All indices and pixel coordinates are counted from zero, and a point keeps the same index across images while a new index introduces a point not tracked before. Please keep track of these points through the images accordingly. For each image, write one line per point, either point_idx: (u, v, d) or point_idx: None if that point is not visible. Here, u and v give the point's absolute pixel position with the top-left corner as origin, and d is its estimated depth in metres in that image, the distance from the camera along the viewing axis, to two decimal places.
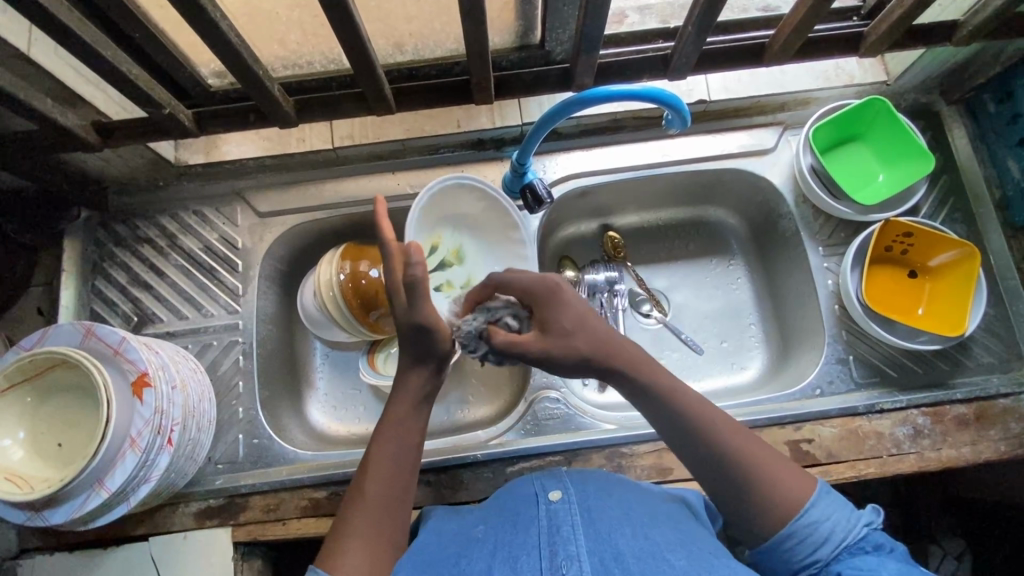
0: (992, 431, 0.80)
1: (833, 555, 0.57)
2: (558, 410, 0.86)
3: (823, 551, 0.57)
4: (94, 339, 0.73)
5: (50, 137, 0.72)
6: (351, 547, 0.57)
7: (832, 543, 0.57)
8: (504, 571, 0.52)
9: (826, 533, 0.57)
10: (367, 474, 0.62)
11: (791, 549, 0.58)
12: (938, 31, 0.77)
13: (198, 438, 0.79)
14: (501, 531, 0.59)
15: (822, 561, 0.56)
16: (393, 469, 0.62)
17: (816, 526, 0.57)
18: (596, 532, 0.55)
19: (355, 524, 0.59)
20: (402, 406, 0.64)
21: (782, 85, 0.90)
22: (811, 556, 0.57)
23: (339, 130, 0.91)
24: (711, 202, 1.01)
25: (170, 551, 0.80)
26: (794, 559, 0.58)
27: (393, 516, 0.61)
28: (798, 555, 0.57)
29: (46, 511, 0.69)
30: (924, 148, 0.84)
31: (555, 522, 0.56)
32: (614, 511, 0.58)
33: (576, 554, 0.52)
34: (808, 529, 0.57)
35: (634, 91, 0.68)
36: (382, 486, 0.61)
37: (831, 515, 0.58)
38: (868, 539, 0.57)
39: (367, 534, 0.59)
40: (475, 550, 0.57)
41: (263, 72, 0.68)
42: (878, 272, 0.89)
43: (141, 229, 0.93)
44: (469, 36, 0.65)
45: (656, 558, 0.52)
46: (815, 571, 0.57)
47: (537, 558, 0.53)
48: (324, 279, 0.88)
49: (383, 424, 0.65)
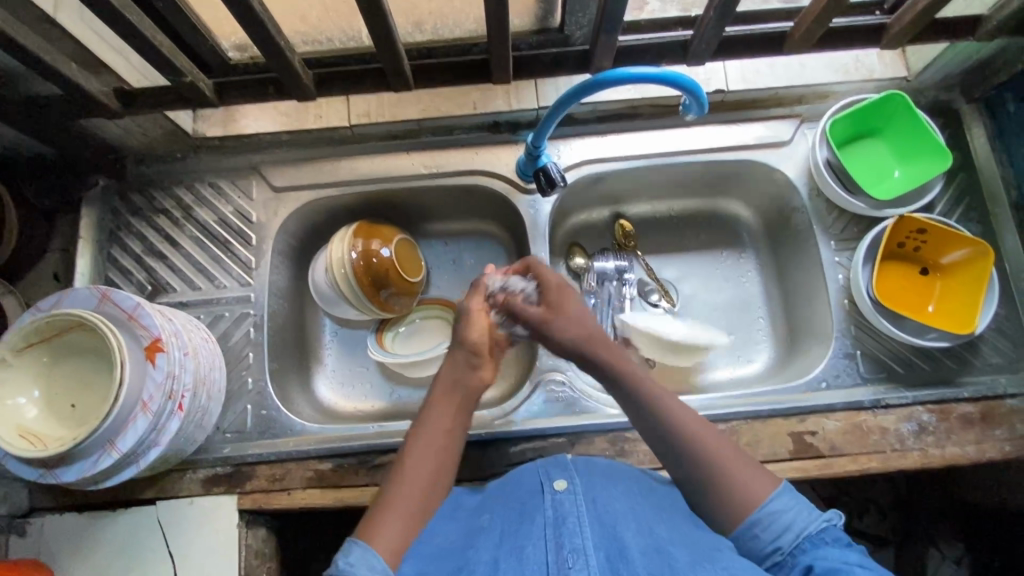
0: (998, 430, 0.80)
1: (796, 546, 0.58)
2: (563, 393, 0.87)
3: (785, 540, 0.58)
4: (109, 304, 0.74)
5: (73, 101, 0.73)
6: (385, 525, 0.58)
7: (793, 532, 0.58)
8: (510, 566, 0.53)
9: (789, 523, 0.58)
10: (407, 452, 0.63)
11: (755, 538, 0.59)
12: (961, 25, 0.76)
13: (208, 406, 0.81)
14: (506, 520, 0.59)
15: (786, 549, 0.58)
16: (431, 452, 0.62)
17: (780, 516, 0.59)
18: (602, 524, 0.57)
19: (390, 502, 0.60)
20: (440, 392, 0.66)
21: (800, 77, 0.91)
22: (775, 544, 0.58)
23: (355, 107, 0.94)
24: (725, 193, 1.01)
25: (176, 515, 0.82)
26: (758, 547, 0.59)
27: (428, 494, 0.60)
28: (760, 543, 0.59)
29: (58, 469, 0.70)
30: (942, 145, 0.84)
31: (560, 513, 0.57)
32: (620, 503, 0.60)
33: (582, 547, 0.54)
34: (772, 518, 0.59)
35: (653, 74, 0.67)
36: (419, 468, 0.61)
37: (795, 509, 0.59)
38: (829, 532, 0.59)
39: (400, 514, 0.58)
40: (481, 540, 0.58)
41: (285, 42, 0.68)
42: (891, 268, 0.89)
43: (157, 199, 0.94)
44: (492, 14, 0.65)
45: (663, 554, 0.54)
46: (780, 560, 0.58)
47: (543, 550, 0.54)
48: (336, 256, 0.90)
49: (422, 413, 0.66)
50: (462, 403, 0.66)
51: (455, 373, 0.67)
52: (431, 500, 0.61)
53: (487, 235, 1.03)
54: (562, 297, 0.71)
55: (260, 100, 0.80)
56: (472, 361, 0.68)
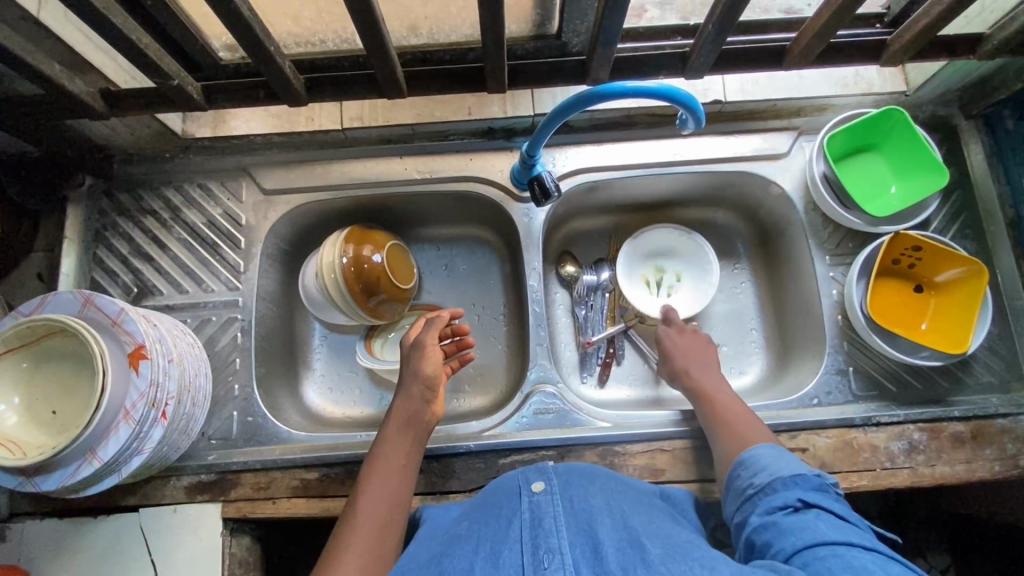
0: (987, 450, 0.80)
1: (766, 483, 0.63)
2: (553, 404, 0.85)
3: (760, 477, 0.64)
4: (92, 308, 0.73)
5: (58, 102, 0.71)
6: (344, 561, 0.60)
7: (769, 472, 0.64)
8: (486, 569, 0.52)
9: (767, 465, 0.65)
10: (362, 488, 0.67)
11: (738, 476, 0.67)
12: (962, 43, 0.75)
13: (192, 413, 0.79)
14: (484, 525, 0.60)
15: (758, 485, 0.64)
16: (387, 486, 0.67)
17: (761, 460, 0.66)
18: (578, 522, 0.57)
19: (349, 536, 0.63)
20: (391, 430, 0.72)
21: (799, 90, 0.89)
22: (751, 482, 0.65)
23: (349, 111, 0.91)
24: (722, 204, 1.00)
25: (159, 523, 0.80)
26: (739, 483, 0.66)
27: (385, 525, 0.64)
28: (743, 480, 0.66)
29: (37, 477, 0.68)
30: (939, 162, 0.83)
31: (537, 515, 0.58)
32: (594, 501, 0.61)
33: (558, 547, 0.54)
34: (755, 462, 0.66)
35: (650, 87, 0.66)
36: (374, 501, 0.66)
37: (776, 458, 0.65)
38: (806, 479, 0.62)
39: (358, 550, 0.61)
40: (457, 547, 0.57)
41: (275, 48, 0.67)
42: (885, 285, 0.88)
43: (145, 199, 0.92)
44: (487, 22, 0.64)
45: (634, 547, 0.54)
46: (751, 493, 0.64)
47: (520, 552, 0.54)
48: (326, 261, 0.88)
49: (375, 450, 0.71)
50: (413, 441, 0.72)
51: (409, 410, 0.73)
52: (388, 531, 0.64)
53: (480, 242, 1.02)
54: (684, 335, 0.87)
55: (251, 104, 0.78)
56: (424, 397, 0.73)
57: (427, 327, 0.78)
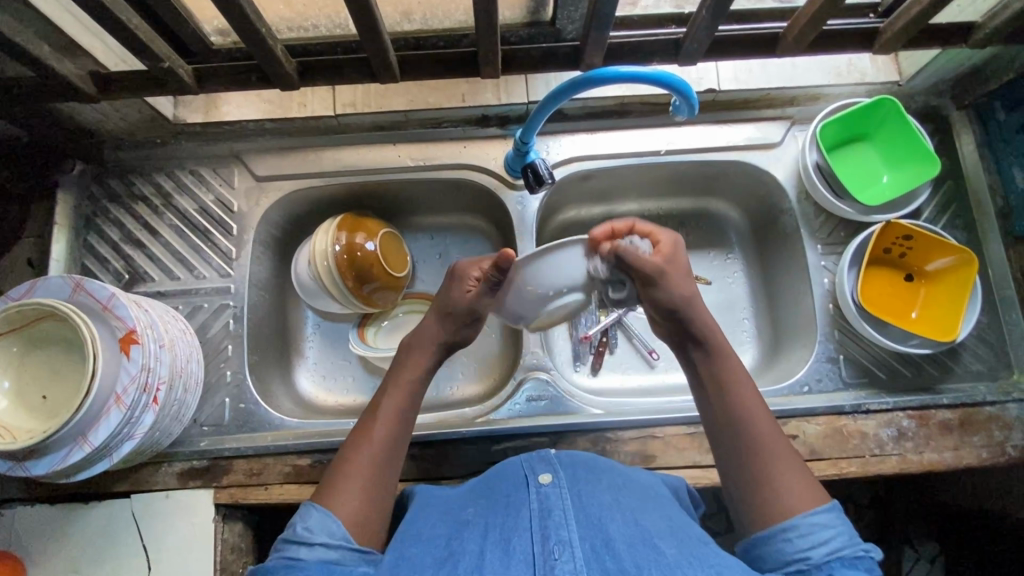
0: (975, 437, 0.81)
1: (825, 561, 0.55)
2: (546, 391, 0.86)
3: (816, 551, 0.56)
4: (82, 293, 0.72)
5: (46, 85, 0.71)
6: (347, 488, 0.61)
7: (827, 547, 0.56)
8: (497, 560, 0.52)
9: (825, 539, 0.56)
10: (376, 414, 0.66)
11: (786, 541, 0.57)
12: (954, 32, 0.76)
13: (184, 399, 0.79)
14: (492, 513, 0.59)
15: (814, 560, 0.55)
16: (400, 418, 0.66)
17: (818, 528, 0.57)
18: (587, 516, 0.56)
19: (355, 463, 0.63)
20: (413, 361, 0.69)
21: (793, 78, 0.90)
22: (805, 553, 0.56)
23: (341, 96, 0.91)
24: (714, 193, 1.00)
25: (151, 509, 0.80)
26: (786, 550, 0.57)
27: (392, 459, 0.64)
28: (791, 547, 0.57)
29: (28, 462, 0.68)
30: (932, 152, 0.83)
31: (547, 506, 0.57)
32: (604, 495, 0.60)
33: (568, 540, 0.53)
34: (811, 529, 0.57)
35: (644, 73, 0.66)
36: (388, 432, 0.65)
37: (837, 529, 0.57)
38: (864, 561, 0.56)
39: (364, 478, 0.62)
40: (465, 532, 0.57)
41: (266, 30, 0.66)
42: (876, 273, 0.89)
43: (136, 185, 0.92)
44: (480, 7, 0.64)
45: (647, 545, 0.53)
46: (805, 570, 0.56)
47: (529, 541, 0.54)
48: (319, 248, 0.88)
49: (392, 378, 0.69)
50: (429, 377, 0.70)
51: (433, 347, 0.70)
52: (396, 464, 0.64)
53: (474, 231, 1.02)
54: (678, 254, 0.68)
55: (242, 88, 0.78)
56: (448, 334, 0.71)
57: (485, 290, 0.69)
